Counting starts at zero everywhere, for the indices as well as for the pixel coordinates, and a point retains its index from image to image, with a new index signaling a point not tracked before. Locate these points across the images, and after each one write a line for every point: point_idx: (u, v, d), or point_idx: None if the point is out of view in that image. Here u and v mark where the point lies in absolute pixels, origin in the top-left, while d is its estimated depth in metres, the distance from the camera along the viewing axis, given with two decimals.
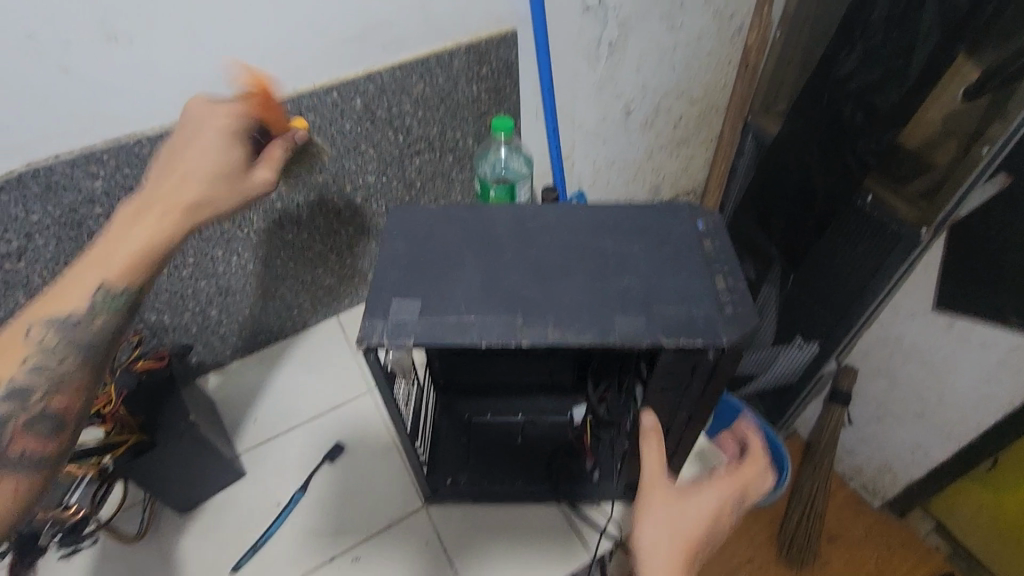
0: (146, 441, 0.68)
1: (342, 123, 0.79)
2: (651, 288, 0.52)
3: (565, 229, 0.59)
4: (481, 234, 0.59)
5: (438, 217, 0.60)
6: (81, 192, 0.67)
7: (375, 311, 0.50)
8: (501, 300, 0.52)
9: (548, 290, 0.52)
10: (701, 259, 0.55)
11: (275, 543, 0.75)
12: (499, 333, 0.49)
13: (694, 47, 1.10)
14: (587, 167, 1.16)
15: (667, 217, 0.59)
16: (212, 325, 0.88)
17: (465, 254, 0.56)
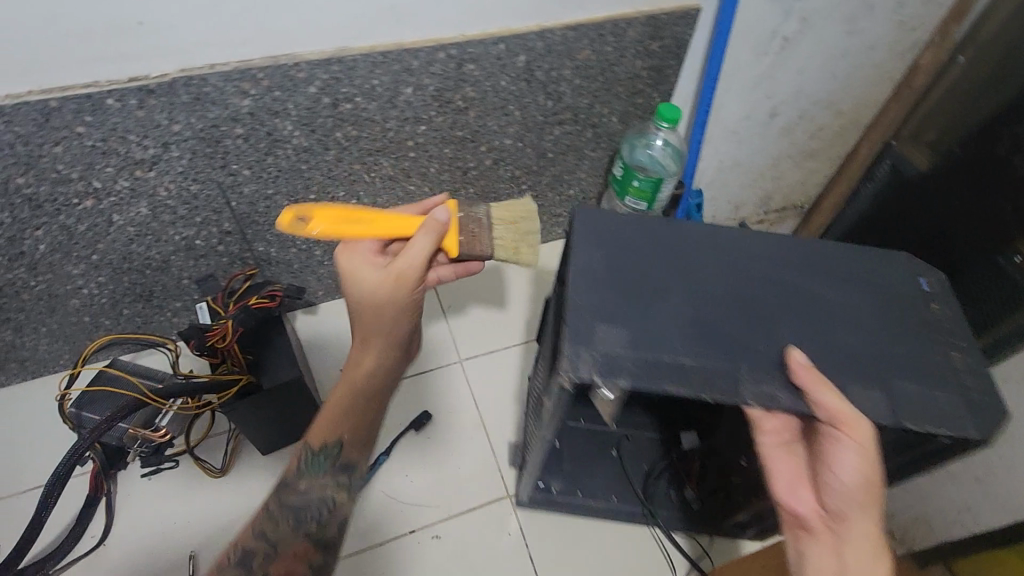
0: (254, 383, 0.65)
1: (499, 79, 0.72)
2: (880, 352, 0.50)
3: (768, 262, 0.55)
4: (677, 251, 0.55)
5: (627, 224, 0.56)
6: (227, 109, 0.61)
7: (579, 338, 0.47)
8: (713, 341, 0.48)
9: (765, 337, 0.49)
10: (926, 323, 0.52)
11: (361, 509, 0.73)
12: (721, 387, 0.46)
13: (862, 56, 1.00)
14: (711, 164, 1.08)
15: (877, 270, 0.56)
16: (313, 265, 0.84)
17: (665, 277, 0.52)
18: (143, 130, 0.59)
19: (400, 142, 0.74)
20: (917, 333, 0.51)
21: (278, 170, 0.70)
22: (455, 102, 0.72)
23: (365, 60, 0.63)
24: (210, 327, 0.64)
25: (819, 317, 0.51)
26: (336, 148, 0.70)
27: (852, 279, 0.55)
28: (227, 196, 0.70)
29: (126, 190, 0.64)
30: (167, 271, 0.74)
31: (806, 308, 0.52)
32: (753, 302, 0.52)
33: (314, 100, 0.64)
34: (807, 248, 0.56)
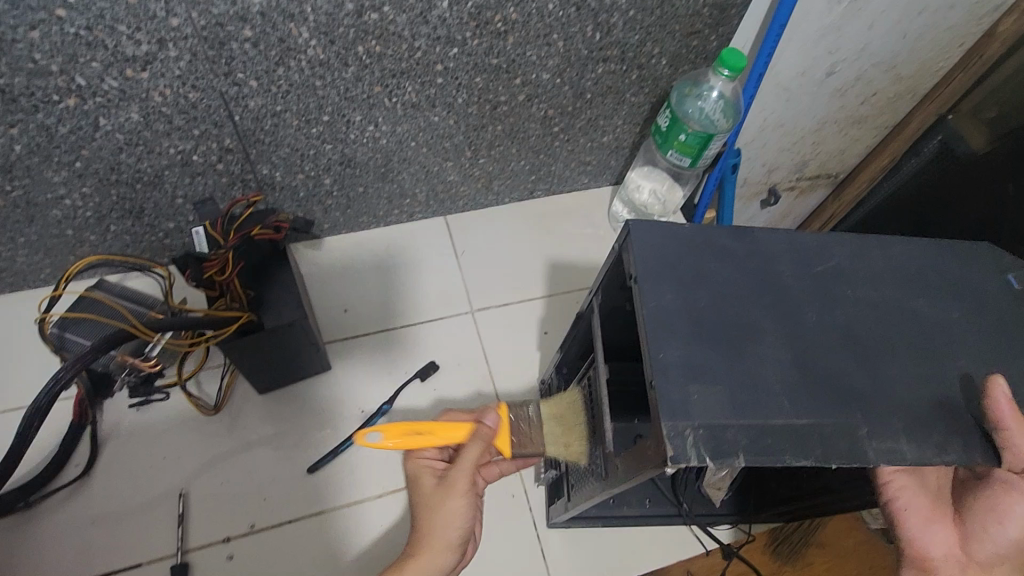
0: (256, 322, 0.60)
1: (546, 2, 0.63)
2: (985, 374, 0.45)
3: (859, 281, 0.48)
4: (757, 268, 0.47)
5: (696, 244, 0.47)
6: (236, 5, 0.53)
7: (673, 407, 0.39)
8: (823, 387, 0.42)
9: (875, 374, 0.43)
10: (1017, 331, 0.48)
11: (370, 477, 0.71)
12: (841, 448, 0.40)
13: (938, 17, 0.90)
14: (755, 122, 1.00)
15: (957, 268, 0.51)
16: (320, 195, 0.77)
17: (752, 308, 0.45)
18: (135, 21, 0.51)
19: (428, 64, 0.65)
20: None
21: (289, 84, 0.61)
22: (494, 24, 0.63)
23: None
24: (208, 256, 0.58)
25: (923, 346, 0.46)
26: (356, 65, 0.62)
27: (943, 287, 0.49)
28: (230, 109, 0.62)
29: (115, 91, 0.56)
30: (159, 188, 0.67)
31: (908, 334, 0.46)
32: (852, 331, 0.46)
33: (336, 5, 0.56)
34: (892, 255, 0.50)
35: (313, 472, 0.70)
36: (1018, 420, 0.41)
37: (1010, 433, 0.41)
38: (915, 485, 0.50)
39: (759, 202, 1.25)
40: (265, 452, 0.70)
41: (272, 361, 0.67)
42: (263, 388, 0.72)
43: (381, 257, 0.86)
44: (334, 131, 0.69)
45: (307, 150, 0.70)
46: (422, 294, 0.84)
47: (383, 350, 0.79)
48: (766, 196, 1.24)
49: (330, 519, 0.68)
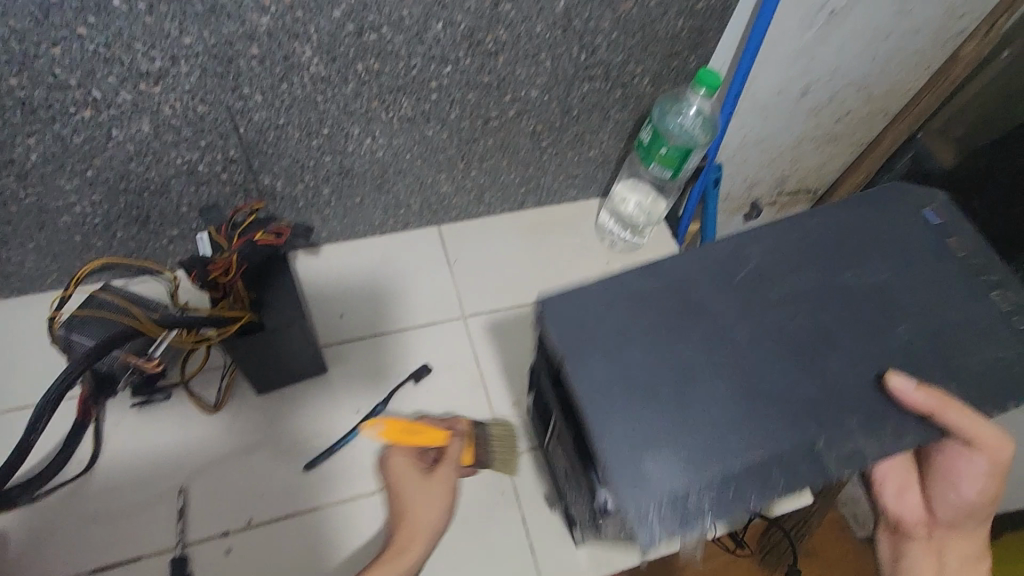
0: (256, 321, 0.63)
1: (534, 24, 0.68)
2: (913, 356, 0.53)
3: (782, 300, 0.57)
4: (683, 309, 0.55)
5: (613, 302, 0.55)
6: (244, 25, 0.56)
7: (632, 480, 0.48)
8: (759, 400, 0.51)
9: (809, 375, 0.52)
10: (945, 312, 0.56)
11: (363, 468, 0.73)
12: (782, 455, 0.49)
13: (903, 41, 0.96)
14: (736, 138, 1.04)
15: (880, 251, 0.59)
16: (319, 204, 0.81)
17: (683, 345, 0.54)
18: (151, 39, 0.55)
19: (423, 81, 0.69)
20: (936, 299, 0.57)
21: (292, 98, 0.65)
22: (486, 44, 0.68)
23: None
24: (213, 259, 0.61)
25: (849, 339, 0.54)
26: (355, 81, 0.66)
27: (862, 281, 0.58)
28: (235, 122, 0.65)
29: (128, 103, 0.59)
30: (165, 195, 0.70)
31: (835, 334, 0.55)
32: (783, 346, 0.54)
33: (337, 26, 0.60)
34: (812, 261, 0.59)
35: (309, 470, 0.72)
36: (939, 401, 0.49)
37: (943, 412, 0.49)
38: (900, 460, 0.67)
39: (741, 216, 1.30)
40: (262, 450, 0.73)
41: (272, 361, 0.70)
42: (262, 388, 0.74)
43: (374, 263, 0.89)
44: (333, 144, 0.73)
45: (307, 161, 0.73)
46: (414, 298, 0.88)
47: (379, 352, 0.82)
48: (748, 210, 1.29)
49: (324, 514, 0.70)
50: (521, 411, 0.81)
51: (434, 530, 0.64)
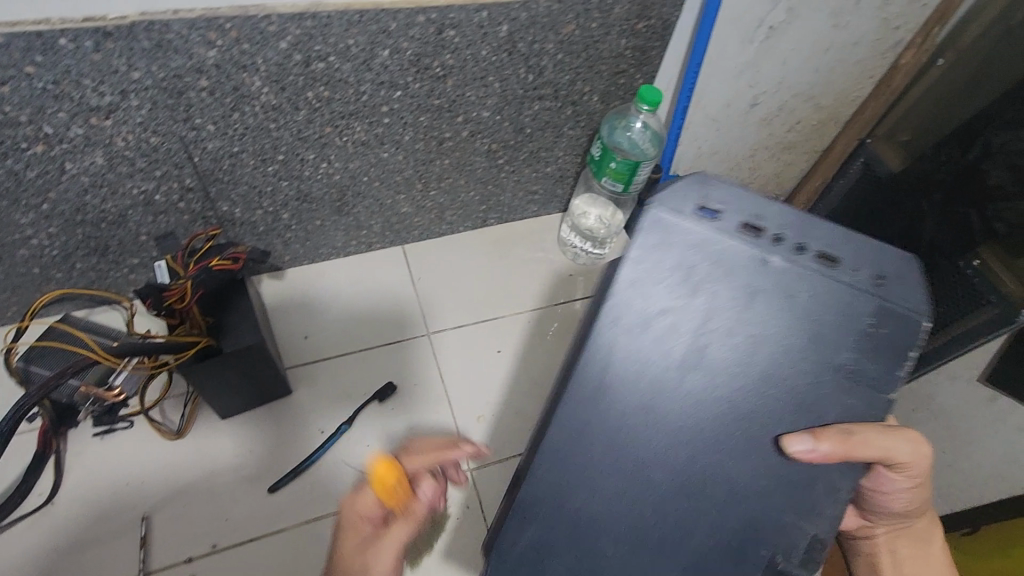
0: (214, 346, 0.64)
1: (479, 48, 0.70)
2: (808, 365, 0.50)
3: None
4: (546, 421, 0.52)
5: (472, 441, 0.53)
6: (192, 59, 0.58)
7: None
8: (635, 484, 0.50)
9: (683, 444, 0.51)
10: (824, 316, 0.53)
11: (329, 486, 0.74)
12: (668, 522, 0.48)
13: (844, 53, 1.00)
14: (691, 150, 1.08)
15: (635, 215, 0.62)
16: (280, 228, 0.82)
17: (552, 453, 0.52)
18: (99, 76, 0.56)
19: (374, 106, 0.71)
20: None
21: (245, 127, 0.67)
22: (433, 69, 0.70)
23: (339, 18, 0.61)
24: (168, 287, 0.62)
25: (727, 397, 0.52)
26: (307, 108, 0.68)
27: None
28: (189, 151, 0.67)
29: (80, 137, 0.60)
30: (123, 225, 0.71)
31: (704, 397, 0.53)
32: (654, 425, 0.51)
33: (284, 56, 0.62)
34: None
35: (273, 492, 0.73)
36: (840, 446, 0.44)
37: (850, 456, 0.44)
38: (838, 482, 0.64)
39: None
40: (227, 473, 0.73)
41: (233, 385, 0.71)
42: (226, 412, 0.75)
43: (339, 284, 0.91)
44: (289, 169, 0.74)
45: (265, 186, 0.75)
46: (378, 317, 0.89)
47: (343, 371, 0.83)
48: None
49: (289, 535, 0.71)
50: (487, 424, 0.82)
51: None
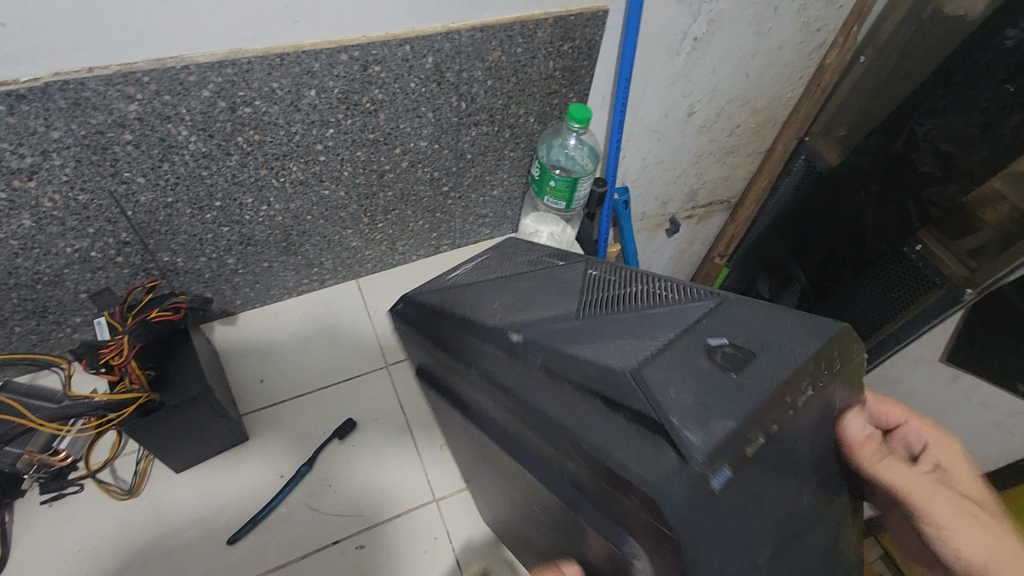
0: (156, 401, 0.63)
1: (407, 81, 0.71)
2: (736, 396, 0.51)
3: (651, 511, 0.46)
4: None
5: None
6: (112, 114, 0.58)
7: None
8: None
9: None
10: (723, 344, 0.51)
11: (289, 530, 0.72)
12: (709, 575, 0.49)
13: (770, 57, 1.03)
14: (635, 162, 1.10)
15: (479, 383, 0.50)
16: (226, 274, 0.82)
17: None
18: (17, 138, 0.56)
19: (308, 146, 0.72)
20: (658, 327, 0.46)
21: (176, 177, 0.67)
22: (363, 104, 0.71)
23: (260, 63, 0.61)
24: (106, 343, 0.62)
25: None
26: (238, 153, 0.68)
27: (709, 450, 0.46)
28: (122, 205, 0.66)
29: (4, 202, 0.60)
30: (60, 286, 0.70)
31: None
32: None
33: (209, 104, 0.62)
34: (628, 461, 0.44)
35: (233, 544, 0.70)
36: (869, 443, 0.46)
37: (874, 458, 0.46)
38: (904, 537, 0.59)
39: (663, 232, 1.36)
40: (186, 527, 0.71)
41: (183, 438, 0.69)
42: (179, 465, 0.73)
43: (292, 325, 0.90)
44: (229, 215, 0.74)
45: (205, 234, 0.75)
46: (334, 354, 0.88)
47: (300, 412, 0.82)
48: (667, 226, 1.35)
49: None
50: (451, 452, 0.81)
51: None
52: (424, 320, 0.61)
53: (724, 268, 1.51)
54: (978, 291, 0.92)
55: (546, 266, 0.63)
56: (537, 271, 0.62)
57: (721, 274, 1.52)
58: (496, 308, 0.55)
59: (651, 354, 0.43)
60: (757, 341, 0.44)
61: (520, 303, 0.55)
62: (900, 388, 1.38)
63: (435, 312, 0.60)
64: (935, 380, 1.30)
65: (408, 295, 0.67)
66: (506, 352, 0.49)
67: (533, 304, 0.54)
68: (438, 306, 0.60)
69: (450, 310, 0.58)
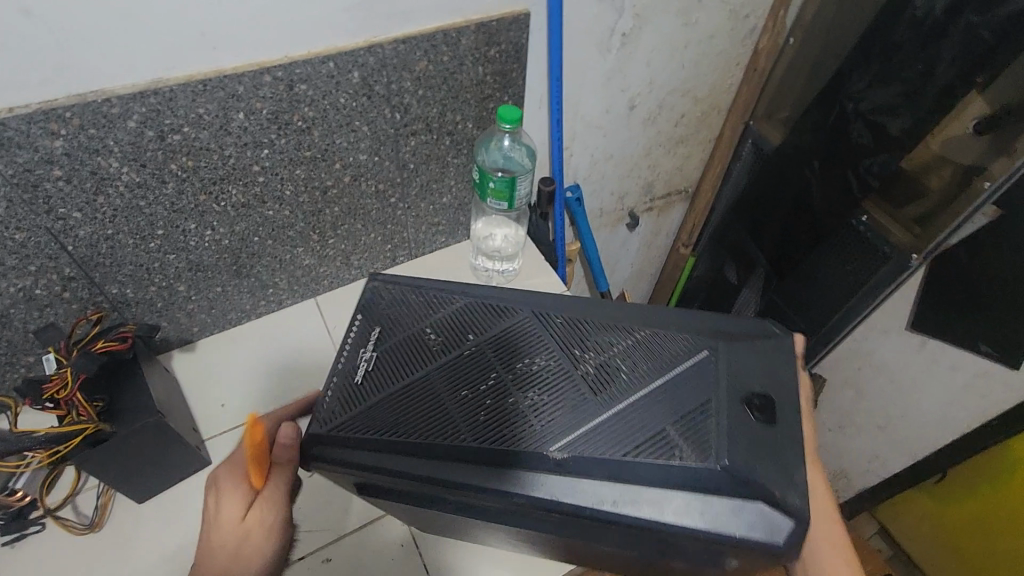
0: (106, 430, 0.63)
1: (336, 97, 0.73)
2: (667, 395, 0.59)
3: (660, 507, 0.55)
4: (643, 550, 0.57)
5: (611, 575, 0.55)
6: (39, 151, 0.59)
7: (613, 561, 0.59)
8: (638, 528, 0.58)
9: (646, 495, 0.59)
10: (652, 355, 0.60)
11: None
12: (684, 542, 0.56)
13: (704, 46, 1.05)
14: (584, 160, 1.12)
15: (523, 493, 0.53)
16: (179, 302, 0.82)
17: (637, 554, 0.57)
18: None
19: (244, 168, 0.73)
20: (691, 392, 0.56)
21: (113, 209, 0.68)
22: (295, 123, 0.73)
23: (183, 90, 0.63)
24: (49, 377, 0.62)
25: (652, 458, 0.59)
26: (174, 181, 0.69)
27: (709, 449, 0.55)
28: (61, 241, 0.67)
29: None
30: (7, 325, 0.71)
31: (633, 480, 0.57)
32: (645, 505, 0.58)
33: (136, 134, 0.63)
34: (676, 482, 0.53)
35: None
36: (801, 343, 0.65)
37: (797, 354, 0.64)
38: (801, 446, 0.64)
39: (624, 226, 1.38)
40: (150, 556, 0.71)
41: (140, 466, 0.69)
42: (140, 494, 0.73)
43: (252, 349, 0.91)
44: (173, 242, 0.75)
45: (152, 263, 0.76)
46: (295, 372, 0.89)
47: None
48: (628, 220, 1.36)
49: None
50: None
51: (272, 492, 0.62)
52: (392, 450, 0.58)
53: (692, 256, 1.51)
54: (924, 255, 0.99)
55: (480, 324, 0.65)
56: (482, 335, 0.64)
57: (689, 263, 1.53)
58: (503, 405, 0.58)
59: (714, 440, 0.53)
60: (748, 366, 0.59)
61: (520, 387, 0.59)
62: (873, 360, 1.39)
63: (406, 450, 0.57)
64: (903, 349, 1.31)
65: (330, 440, 0.60)
66: (563, 468, 0.54)
67: (547, 394, 0.58)
68: (406, 436, 0.58)
69: (433, 431, 0.57)
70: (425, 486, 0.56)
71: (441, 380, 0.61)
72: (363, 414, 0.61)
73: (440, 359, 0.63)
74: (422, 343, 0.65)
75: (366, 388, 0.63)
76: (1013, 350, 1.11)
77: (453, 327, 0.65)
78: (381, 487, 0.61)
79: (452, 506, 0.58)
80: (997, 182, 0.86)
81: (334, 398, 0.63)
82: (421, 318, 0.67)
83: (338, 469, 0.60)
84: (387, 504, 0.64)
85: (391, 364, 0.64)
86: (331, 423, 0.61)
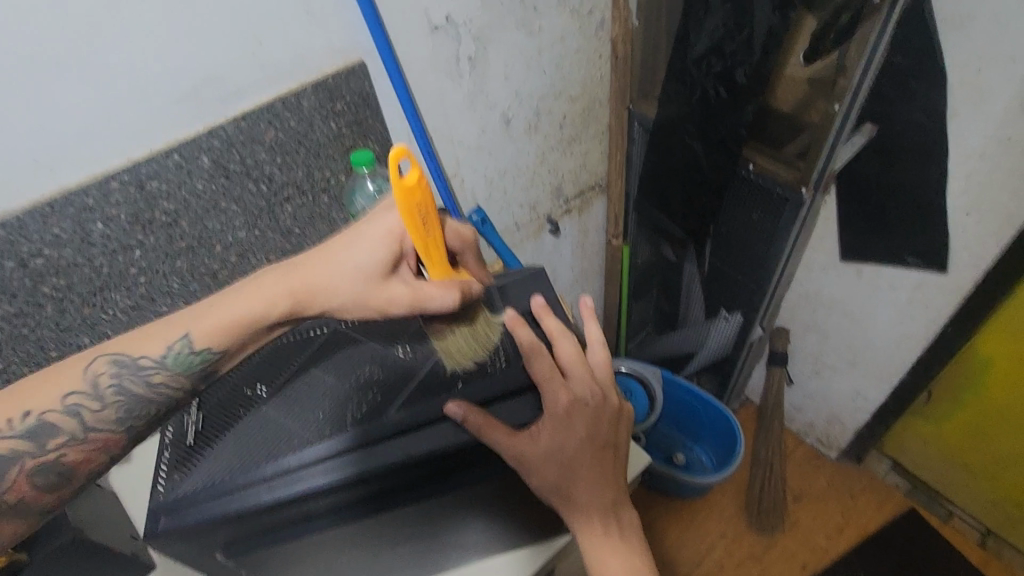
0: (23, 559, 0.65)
1: (193, 184, 0.76)
2: (466, 348, 0.63)
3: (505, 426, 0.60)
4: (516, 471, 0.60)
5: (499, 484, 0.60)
6: None
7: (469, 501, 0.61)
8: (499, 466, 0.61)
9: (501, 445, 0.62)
10: (448, 317, 0.66)
11: None
12: None
13: (558, 48, 1.09)
14: (479, 181, 1.15)
15: (383, 462, 0.55)
16: None
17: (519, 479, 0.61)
18: None
19: (121, 273, 0.75)
20: (483, 325, 0.66)
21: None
22: (159, 219, 0.75)
23: (31, 215, 0.66)
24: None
25: None
26: (51, 302, 0.71)
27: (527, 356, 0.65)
28: None
29: None
30: None
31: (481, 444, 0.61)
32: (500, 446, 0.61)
33: None
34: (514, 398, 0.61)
35: None
36: (539, 306, 0.67)
37: (541, 313, 0.66)
38: (546, 429, 0.60)
39: (548, 233, 1.39)
40: None
41: None
42: None
43: None
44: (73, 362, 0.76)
45: None
46: None
47: None
48: (549, 227, 1.38)
49: None
50: None
51: (244, 334, 0.57)
52: (249, 483, 0.54)
53: (626, 245, 1.47)
54: (812, 185, 1.05)
55: (289, 354, 0.64)
56: (303, 357, 0.63)
57: (625, 254, 1.48)
58: (342, 408, 0.59)
59: (509, 346, 0.64)
60: (509, 289, 0.69)
61: (353, 385, 0.61)
62: (822, 299, 1.39)
63: (276, 474, 0.55)
64: (844, 281, 1.32)
65: (188, 503, 0.53)
66: (406, 426, 0.57)
67: (387, 377, 0.61)
68: (258, 466, 0.55)
69: (282, 452, 0.56)
70: (299, 501, 0.54)
71: (273, 408, 0.60)
72: (207, 468, 0.55)
73: (271, 391, 0.61)
74: (244, 388, 0.61)
75: (202, 445, 0.57)
76: (934, 255, 1.13)
77: (267, 365, 0.63)
78: (254, 535, 0.55)
79: (330, 517, 0.56)
80: (845, 102, 0.93)
81: (170, 472, 0.56)
82: (233, 369, 0.63)
83: (199, 531, 0.53)
84: (276, 559, 0.57)
85: (222, 416, 0.59)
86: (176, 491, 0.54)
